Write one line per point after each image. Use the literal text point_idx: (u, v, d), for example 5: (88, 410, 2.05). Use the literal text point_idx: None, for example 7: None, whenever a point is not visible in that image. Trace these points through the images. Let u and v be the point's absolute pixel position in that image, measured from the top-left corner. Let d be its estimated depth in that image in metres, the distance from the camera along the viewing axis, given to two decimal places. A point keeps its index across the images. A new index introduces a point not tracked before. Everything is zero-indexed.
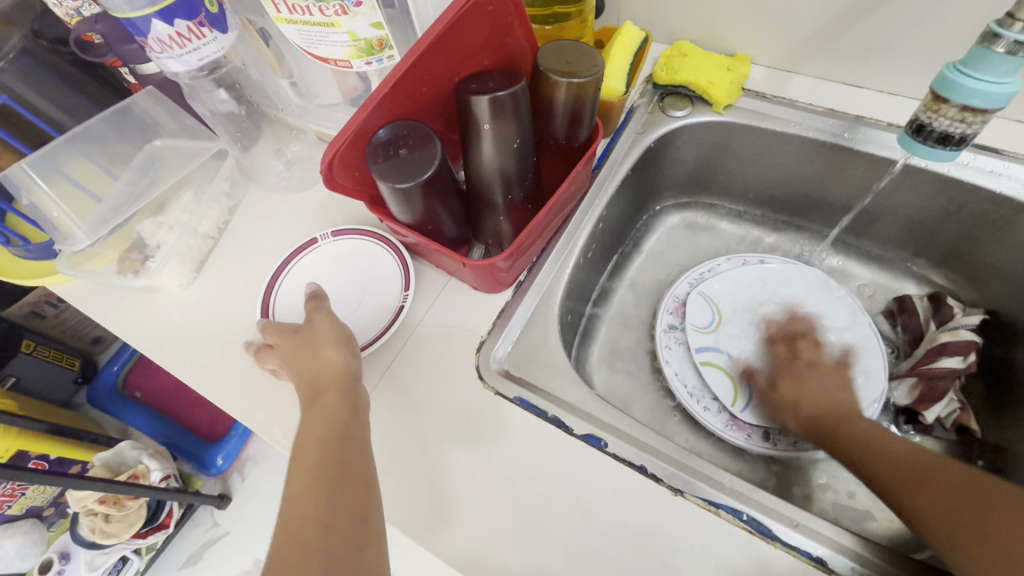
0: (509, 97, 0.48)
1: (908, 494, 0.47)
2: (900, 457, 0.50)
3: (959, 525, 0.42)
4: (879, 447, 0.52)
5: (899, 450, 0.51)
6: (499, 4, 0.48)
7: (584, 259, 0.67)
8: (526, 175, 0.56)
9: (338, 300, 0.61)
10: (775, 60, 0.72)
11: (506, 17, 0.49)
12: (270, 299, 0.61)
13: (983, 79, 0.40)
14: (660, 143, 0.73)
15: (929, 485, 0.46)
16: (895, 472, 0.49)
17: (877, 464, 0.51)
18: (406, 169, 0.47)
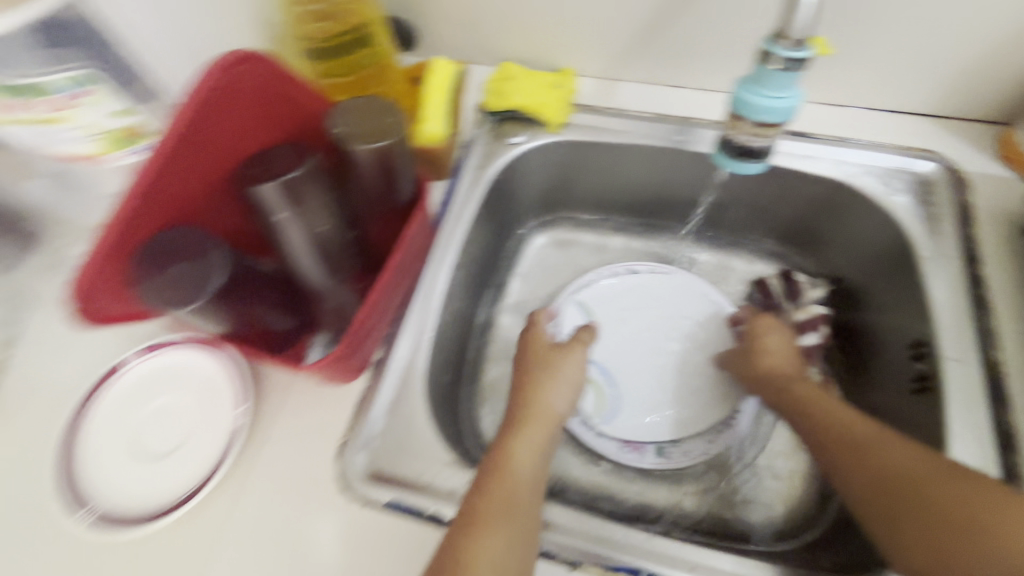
0: (301, 178, 0.42)
1: (850, 479, 0.46)
2: (842, 435, 0.48)
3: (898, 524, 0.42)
4: (823, 417, 0.51)
5: (841, 423, 0.49)
6: (256, 67, 0.43)
7: (447, 314, 0.62)
8: (348, 249, 0.50)
9: (159, 432, 0.50)
10: (599, 70, 0.71)
11: (268, 80, 0.44)
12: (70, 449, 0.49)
13: (768, 95, 0.40)
14: (505, 173, 0.69)
15: (870, 477, 0.45)
16: (835, 451, 0.48)
17: (821, 440, 0.50)
18: (189, 289, 0.39)
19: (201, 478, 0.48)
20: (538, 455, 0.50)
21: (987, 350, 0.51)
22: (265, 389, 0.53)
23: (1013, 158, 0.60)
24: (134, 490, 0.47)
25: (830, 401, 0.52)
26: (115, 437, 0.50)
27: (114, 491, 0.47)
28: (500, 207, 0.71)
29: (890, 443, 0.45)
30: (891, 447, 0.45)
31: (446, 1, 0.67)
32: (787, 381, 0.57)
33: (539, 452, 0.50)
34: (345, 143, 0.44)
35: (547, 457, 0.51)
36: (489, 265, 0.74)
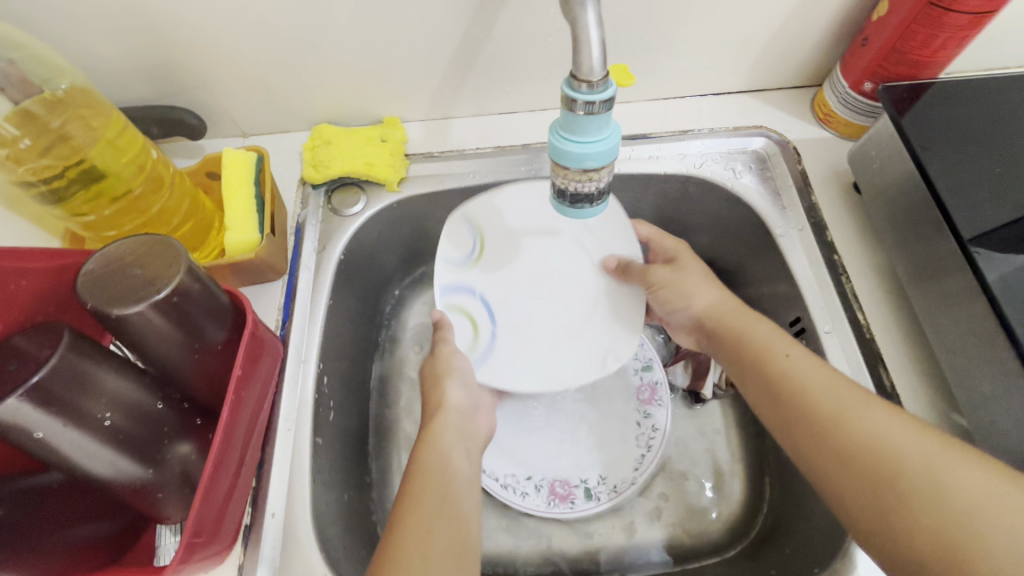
0: (37, 391, 0.33)
1: (825, 451, 0.41)
2: (818, 397, 0.42)
3: (888, 493, 0.37)
4: (785, 373, 0.45)
5: (813, 383, 0.43)
6: None
7: (323, 431, 0.53)
8: (167, 420, 0.40)
9: None
10: (425, 112, 0.65)
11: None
12: None
13: (583, 142, 0.36)
14: (351, 249, 0.61)
15: (853, 446, 0.39)
16: (814, 413, 0.42)
17: (792, 406, 0.43)
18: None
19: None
20: (459, 452, 0.49)
21: (853, 314, 0.53)
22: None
23: (828, 118, 0.62)
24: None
25: (791, 361, 0.45)
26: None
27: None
28: (358, 282, 0.63)
29: (872, 410, 0.40)
30: (876, 415, 0.40)
31: (226, 77, 0.58)
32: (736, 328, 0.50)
33: (459, 459, 0.48)
34: (107, 309, 0.35)
35: (466, 462, 0.48)
36: (366, 347, 0.65)
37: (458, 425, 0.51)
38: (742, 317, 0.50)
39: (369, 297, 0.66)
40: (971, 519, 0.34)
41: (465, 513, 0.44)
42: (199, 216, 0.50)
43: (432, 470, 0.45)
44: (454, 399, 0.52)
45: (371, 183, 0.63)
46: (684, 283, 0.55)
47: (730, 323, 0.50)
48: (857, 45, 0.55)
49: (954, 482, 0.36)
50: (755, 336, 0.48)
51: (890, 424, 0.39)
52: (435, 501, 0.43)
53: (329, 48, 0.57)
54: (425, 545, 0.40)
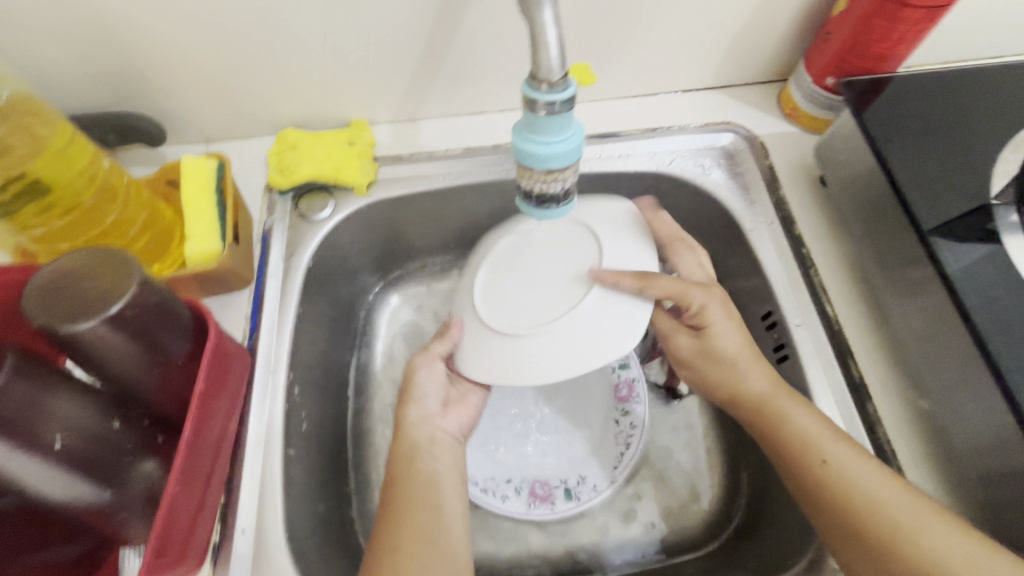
0: None
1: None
2: (900, 527, 0.39)
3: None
4: (843, 483, 0.42)
5: (873, 493, 0.41)
6: None
7: (296, 441, 0.52)
8: (128, 437, 0.38)
9: None
10: (393, 114, 0.64)
11: None
12: None
13: (545, 142, 0.36)
14: (321, 255, 0.60)
15: (923, 570, 0.38)
16: (902, 556, 0.39)
17: (870, 536, 0.40)
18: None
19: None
20: (437, 456, 0.49)
21: (822, 306, 0.54)
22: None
23: (794, 113, 0.63)
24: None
25: (852, 464, 0.42)
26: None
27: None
28: (330, 288, 0.62)
29: (950, 536, 0.38)
30: (954, 540, 0.38)
31: (184, 82, 0.56)
32: (769, 408, 0.47)
33: (431, 467, 0.48)
34: (57, 326, 0.34)
35: (453, 474, 0.48)
36: (340, 355, 0.63)
37: (426, 434, 0.50)
38: (787, 416, 0.46)
39: (342, 304, 0.65)
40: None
41: (438, 511, 0.45)
42: (158, 225, 0.49)
43: (404, 475, 0.47)
44: (417, 411, 0.51)
45: (339, 188, 0.62)
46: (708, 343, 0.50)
47: (777, 421, 0.46)
48: (819, 40, 0.56)
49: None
50: (811, 441, 0.44)
51: (974, 550, 0.37)
52: (410, 502, 0.45)
53: (290, 51, 0.55)
54: (395, 539, 0.42)
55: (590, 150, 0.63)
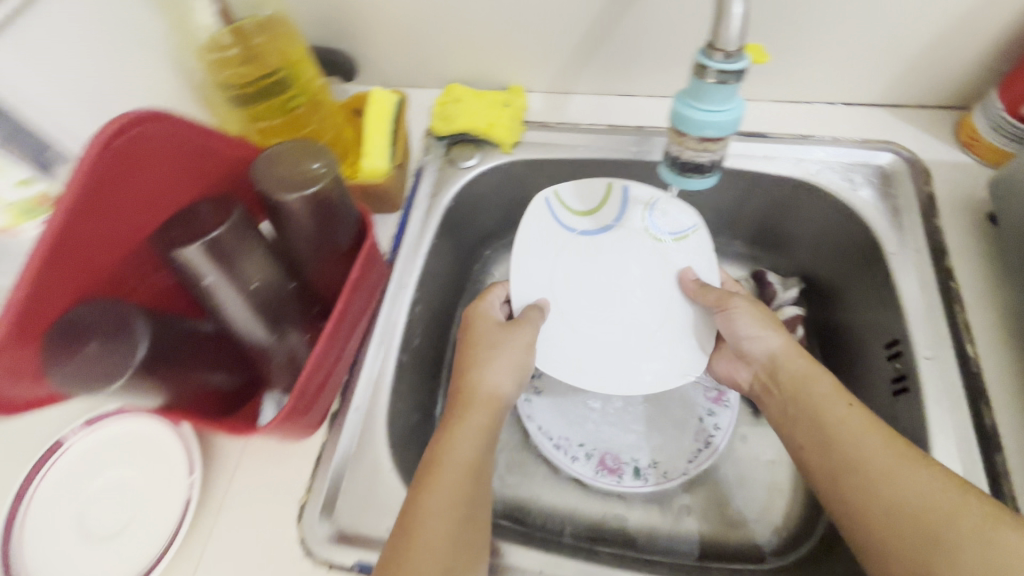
0: (221, 239, 0.39)
1: (874, 519, 0.41)
2: (897, 474, 0.41)
3: (924, 555, 0.38)
4: (835, 427, 0.47)
5: (856, 441, 0.45)
6: (162, 128, 0.38)
7: (408, 351, 0.59)
8: (292, 300, 0.47)
9: (100, 514, 0.47)
10: (548, 84, 0.69)
11: (186, 144, 0.40)
12: (13, 537, 0.46)
13: (706, 109, 0.38)
14: (461, 198, 0.67)
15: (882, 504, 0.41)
16: (885, 492, 0.41)
17: (835, 459, 0.45)
18: (119, 358, 0.35)
19: (164, 543, 0.45)
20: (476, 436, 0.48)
21: (962, 346, 0.50)
22: (217, 462, 0.50)
23: (971, 142, 0.58)
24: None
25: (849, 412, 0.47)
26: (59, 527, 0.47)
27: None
28: (459, 231, 0.69)
29: (873, 436, 0.44)
30: (861, 424, 0.46)
31: (381, 32, 0.65)
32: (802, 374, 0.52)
33: (480, 440, 0.48)
34: (274, 194, 0.42)
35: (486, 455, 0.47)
36: (456, 293, 0.70)
37: (489, 411, 0.50)
38: (822, 393, 0.49)
39: (466, 248, 0.71)
40: (915, 514, 0.39)
41: (487, 501, 0.46)
42: (342, 145, 0.57)
43: (455, 440, 0.46)
44: (499, 378, 0.52)
45: (488, 143, 0.67)
46: (798, 373, 0.52)
47: (806, 398, 0.50)
48: (1023, 64, 0.52)
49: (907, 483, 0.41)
50: (830, 418, 0.47)
51: (924, 481, 0.40)
52: (455, 478, 0.44)
53: (475, 13, 0.62)
54: (443, 490, 0.43)
55: (733, 147, 0.63)
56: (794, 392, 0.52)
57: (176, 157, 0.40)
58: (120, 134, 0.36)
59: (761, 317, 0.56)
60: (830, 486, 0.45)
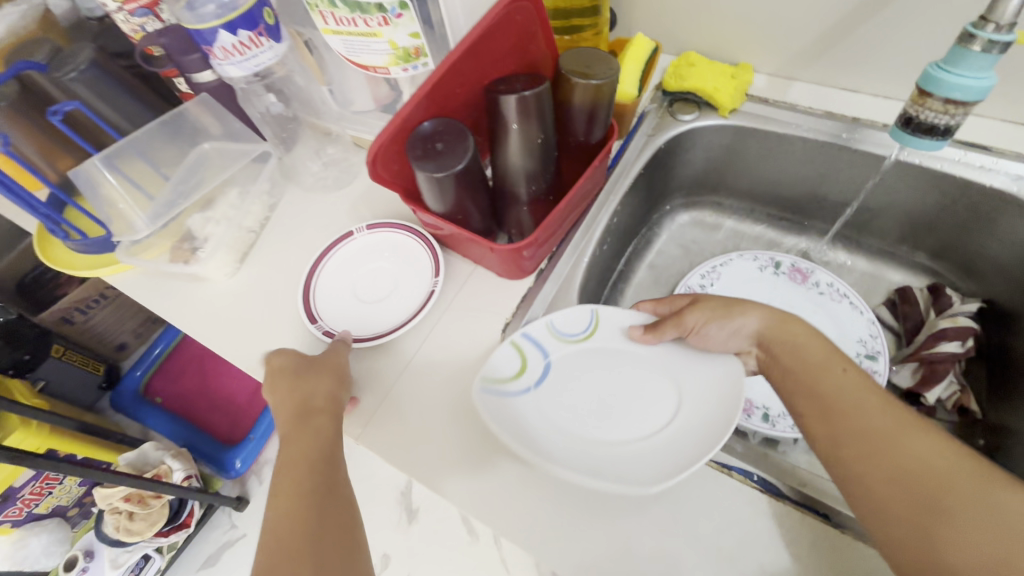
0: (534, 97, 0.53)
1: (887, 486, 0.43)
2: (901, 439, 0.45)
3: (932, 512, 0.41)
4: (845, 394, 0.48)
5: (864, 412, 0.47)
6: (525, 14, 0.54)
7: (601, 250, 0.71)
8: (549, 170, 0.61)
9: (367, 289, 0.65)
10: (776, 68, 0.77)
11: (530, 27, 0.55)
12: (311, 283, 0.65)
13: (962, 75, 0.45)
14: (671, 145, 0.77)
15: (895, 468, 0.44)
16: (895, 455, 0.44)
17: (849, 427, 0.47)
18: (455, 154, 0.52)
19: (409, 316, 0.62)
20: (314, 447, 0.51)
21: None
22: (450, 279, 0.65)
23: None
24: (354, 323, 0.63)
25: (851, 384, 0.49)
26: (337, 287, 0.66)
27: (338, 319, 0.63)
28: (657, 174, 0.79)
29: (875, 404, 0.47)
30: (862, 393, 0.48)
31: None
32: (808, 342, 0.52)
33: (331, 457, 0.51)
34: (571, 77, 0.55)
35: (330, 472, 0.50)
36: (636, 226, 0.81)
37: (309, 425, 0.52)
38: (823, 359, 0.51)
39: (657, 193, 0.82)
40: (927, 476, 0.43)
41: (343, 514, 0.48)
42: None
43: (298, 466, 0.49)
44: (312, 391, 0.54)
45: (708, 105, 0.77)
46: (797, 344, 0.52)
47: (811, 367, 0.50)
48: None
49: (912, 448, 0.44)
50: (841, 390, 0.48)
51: (928, 445, 0.44)
52: (287, 504, 0.47)
53: None
54: (286, 514, 0.46)
55: (949, 153, 0.66)
56: (792, 359, 0.52)
57: (520, 37, 0.55)
58: (502, 11, 0.51)
59: (723, 316, 0.55)
60: (836, 453, 0.46)
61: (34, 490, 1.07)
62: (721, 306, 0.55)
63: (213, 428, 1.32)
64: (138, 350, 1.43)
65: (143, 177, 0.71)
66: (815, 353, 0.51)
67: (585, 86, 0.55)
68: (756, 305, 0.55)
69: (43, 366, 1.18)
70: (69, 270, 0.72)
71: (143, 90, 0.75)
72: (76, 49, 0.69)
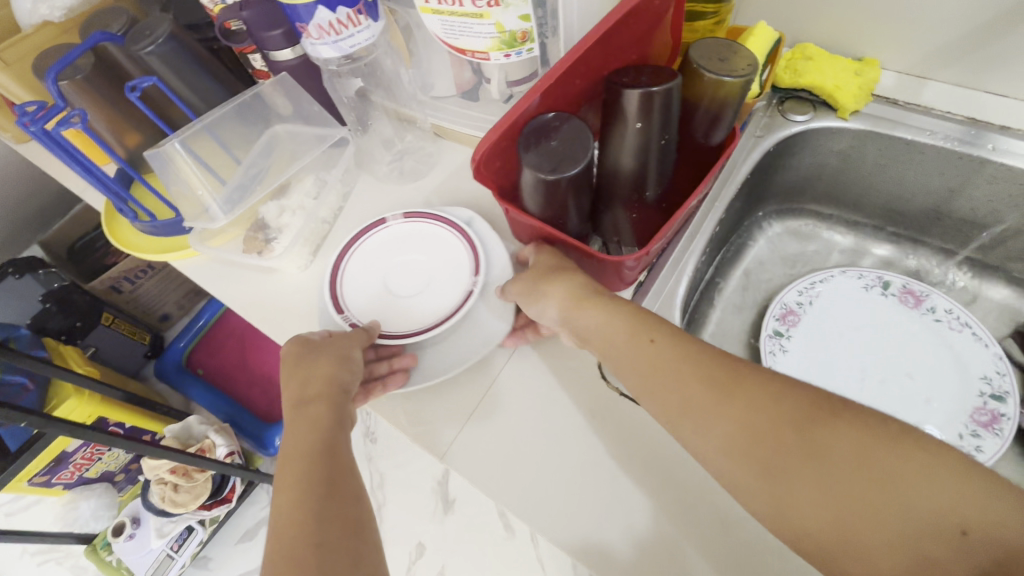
0: (662, 93, 0.47)
1: (753, 469, 0.38)
2: (719, 408, 0.39)
3: (785, 478, 0.37)
4: (665, 367, 0.42)
5: (690, 380, 0.41)
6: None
7: (699, 263, 0.65)
8: (663, 175, 0.55)
9: (399, 279, 0.61)
10: (908, 66, 0.68)
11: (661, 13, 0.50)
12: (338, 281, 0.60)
13: None
14: (779, 148, 0.70)
15: (750, 440, 0.38)
16: (715, 424, 0.39)
17: (691, 408, 0.41)
18: (570, 156, 0.46)
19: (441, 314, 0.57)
20: (311, 429, 0.47)
21: None
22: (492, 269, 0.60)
23: None
24: (387, 318, 0.58)
25: (654, 351, 0.44)
26: (372, 274, 0.61)
27: (371, 313, 0.58)
28: (759, 179, 0.72)
29: (699, 368, 0.42)
30: (663, 358, 0.43)
31: None
32: (588, 306, 0.48)
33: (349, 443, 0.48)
34: (706, 71, 0.49)
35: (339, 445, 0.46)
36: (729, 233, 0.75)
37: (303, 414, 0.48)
38: (624, 338, 0.45)
39: (754, 198, 0.75)
40: (785, 441, 0.37)
41: (360, 498, 0.44)
42: None
43: (315, 451, 0.45)
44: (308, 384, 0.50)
45: (824, 105, 0.70)
46: (596, 314, 0.47)
47: (627, 336, 0.45)
48: None
49: (762, 411, 0.39)
50: (648, 360, 0.43)
51: (775, 399, 0.39)
52: (302, 492, 0.42)
53: None
54: (292, 508, 0.42)
55: None
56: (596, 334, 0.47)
57: (647, 24, 0.51)
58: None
59: (534, 287, 0.52)
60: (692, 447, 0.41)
61: (84, 456, 1.07)
62: (537, 276, 0.52)
63: (252, 404, 1.31)
64: (181, 322, 1.42)
65: (215, 160, 0.67)
66: (619, 326, 0.46)
67: (720, 84, 0.49)
68: (563, 277, 0.50)
69: (94, 334, 1.18)
70: (132, 251, 0.69)
71: (215, 65, 0.71)
72: (153, 20, 0.65)
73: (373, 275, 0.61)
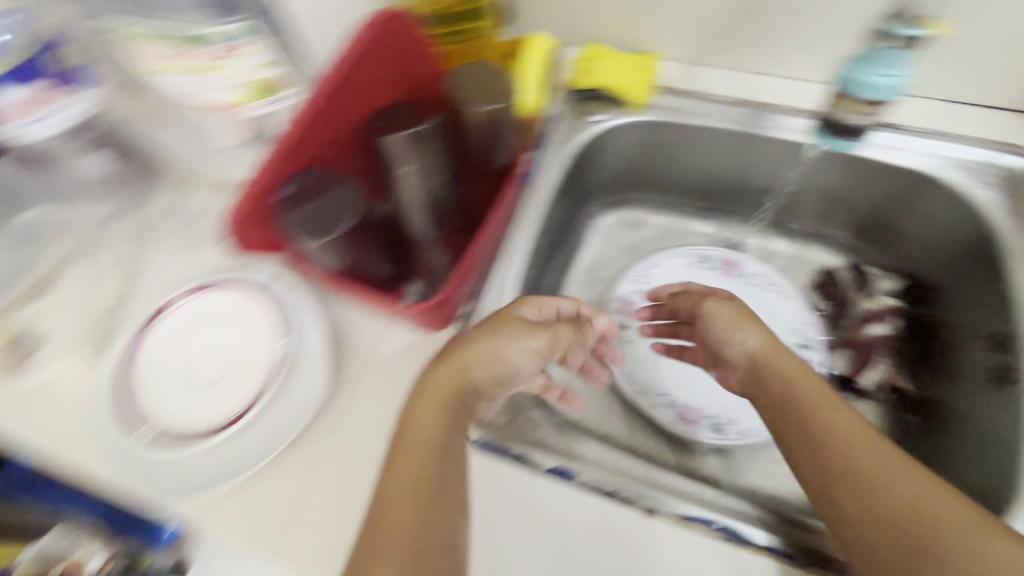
0: (418, 133, 0.47)
1: (877, 537, 0.40)
2: (901, 469, 0.42)
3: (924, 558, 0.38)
4: (847, 433, 0.45)
5: (864, 451, 0.44)
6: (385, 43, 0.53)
7: (527, 278, 0.65)
8: (451, 207, 0.54)
9: (198, 366, 0.54)
10: (683, 54, 0.72)
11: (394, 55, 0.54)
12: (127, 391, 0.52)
13: (879, 75, 0.46)
14: (584, 150, 0.72)
15: (895, 506, 0.40)
16: (898, 484, 0.41)
17: (849, 465, 0.43)
18: (330, 213, 0.45)
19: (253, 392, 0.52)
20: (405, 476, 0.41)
21: None
22: (300, 331, 0.55)
23: None
24: (189, 416, 0.51)
25: (839, 415, 0.46)
26: (164, 368, 0.54)
27: (172, 416, 0.51)
28: (574, 180, 0.73)
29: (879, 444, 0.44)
30: (852, 425, 0.45)
31: None
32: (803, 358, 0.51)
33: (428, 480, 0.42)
34: None
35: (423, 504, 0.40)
36: (560, 237, 0.75)
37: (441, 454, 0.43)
38: (816, 394, 0.48)
39: (577, 198, 0.77)
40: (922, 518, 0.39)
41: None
42: None
43: (398, 515, 0.39)
44: (423, 425, 0.43)
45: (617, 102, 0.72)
46: (809, 382, 0.49)
47: (817, 395, 0.48)
48: None
49: (915, 490, 0.41)
50: (836, 424, 0.45)
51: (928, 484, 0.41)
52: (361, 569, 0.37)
53: None
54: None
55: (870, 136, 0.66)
56: (783, 380, 0.50)
57: (384, 69, 0.54)
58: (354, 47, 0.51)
59: (512, 335, 0.47)
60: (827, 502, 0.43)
61: None
62: (494, 329, 0.48)
63: None
64: None
65: None
66: (815, 393, 0.48)
67: None
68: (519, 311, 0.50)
69: None
70: None
71: None
72: None
73: (166, 372, 0.53)
